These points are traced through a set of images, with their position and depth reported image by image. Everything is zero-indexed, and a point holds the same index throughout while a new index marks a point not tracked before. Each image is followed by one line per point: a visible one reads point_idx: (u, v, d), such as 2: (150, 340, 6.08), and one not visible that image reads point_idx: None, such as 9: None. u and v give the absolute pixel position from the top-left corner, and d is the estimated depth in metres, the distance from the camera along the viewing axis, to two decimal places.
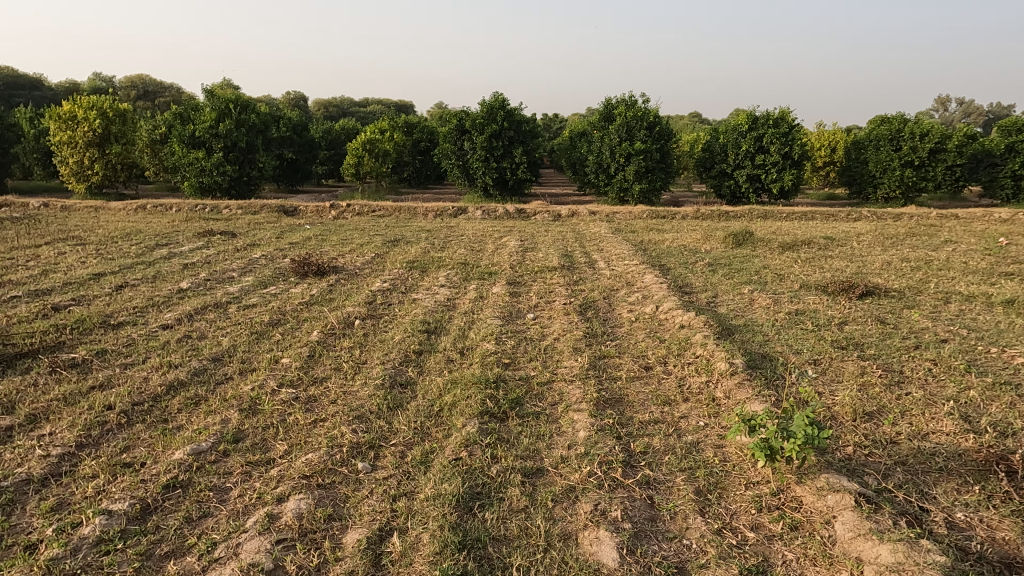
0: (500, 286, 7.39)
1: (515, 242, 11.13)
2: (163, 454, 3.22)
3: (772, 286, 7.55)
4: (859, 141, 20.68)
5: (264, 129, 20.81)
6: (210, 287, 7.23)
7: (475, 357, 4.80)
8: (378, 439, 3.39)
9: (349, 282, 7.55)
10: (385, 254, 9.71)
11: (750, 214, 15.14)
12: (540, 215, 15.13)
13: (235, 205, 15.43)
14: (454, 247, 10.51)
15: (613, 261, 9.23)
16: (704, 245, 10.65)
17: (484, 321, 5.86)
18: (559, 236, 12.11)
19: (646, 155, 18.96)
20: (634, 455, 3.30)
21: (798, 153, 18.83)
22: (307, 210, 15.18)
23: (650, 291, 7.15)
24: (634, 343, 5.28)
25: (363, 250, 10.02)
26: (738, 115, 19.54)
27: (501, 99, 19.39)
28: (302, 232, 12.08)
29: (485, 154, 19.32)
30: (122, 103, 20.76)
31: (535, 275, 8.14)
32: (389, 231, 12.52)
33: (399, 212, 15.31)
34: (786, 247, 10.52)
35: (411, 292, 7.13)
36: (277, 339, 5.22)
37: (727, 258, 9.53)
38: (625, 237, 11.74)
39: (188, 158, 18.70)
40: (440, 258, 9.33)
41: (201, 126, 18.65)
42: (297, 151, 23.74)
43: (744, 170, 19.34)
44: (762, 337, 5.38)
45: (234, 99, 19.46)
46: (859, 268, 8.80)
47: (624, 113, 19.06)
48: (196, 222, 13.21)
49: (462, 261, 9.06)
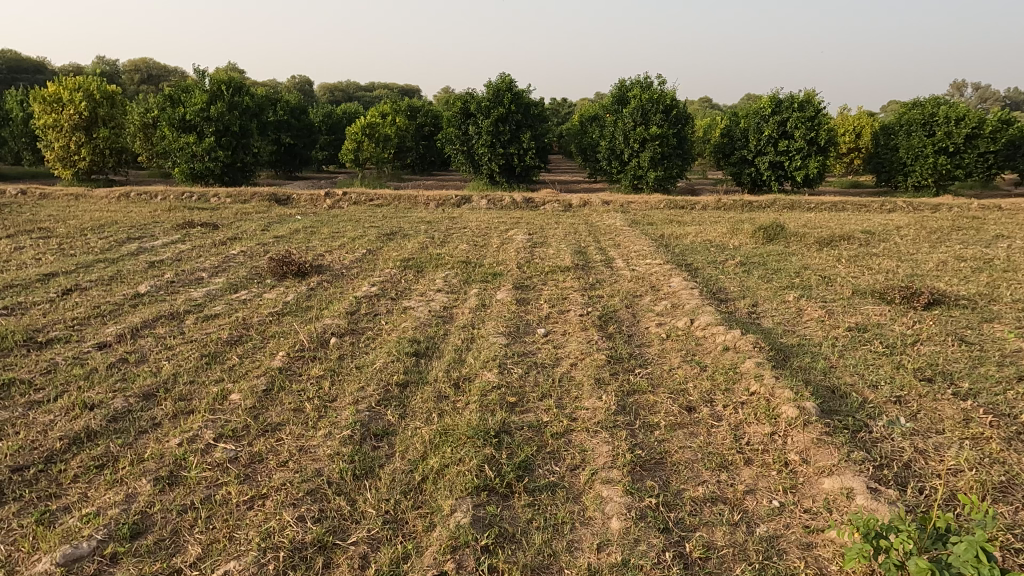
0: (505, 291, 6.41)
1: (523, 236, 10.15)
2: (24, 561, 2.28)
3: (820, 293, 6.55)
4: (888, 126, 19.43)
5: (260, 113, 19.82)
6: (172, 292, 6.28)
7: (472, 393, 3.83)
8: (332, 536, 2.44)
9: (333, 286, 6.59)
10: (379, 250, 8.75)
11: (775, 204, 14.06)
12: (550, 205, 14.11)
13: (224, 193, 14.50)
14: (455, 242, 9.52)
15: (633, 259, 8.23)
16: (732, 240, 9.64)
17: (485, 339, 4.89)
18: (570, 229, 11.09)
19: (662, 140, 17.87)
20: (691, 564, 2.34)
21: (825, 138, 17.67)
22: (300, 198, 14.24)
23: (680, 298, 6.15)
24: (669, 372, 4.30)
25: (353, 245, 9.05)
26: (761, 98, 18.38)
27: (508, 80, 18.31)
28: (291, 224, 11.13)
29: (490, 139, 18.25)
30: (111, 85, 19.80)
31: (546, 277, 7.16)
32: (386, 223, 11.52)
33: (399, 201, 14.33)
34: (824, 242, 9.46)
35: (403, 298, 6.17)
36: (232, 365, 4.26)
37: (760, 256, 8.52)
38: (643, 230, 10.73)
39: (179, 143, 17.77)
40: (439, 255, 8.35)
41: (192, 109, 17.65)
42: (295, 136, 22.75)
43: (766, 156, 18.19)
44: (824, 364, 4.40)
45: (227, 81, 18.48)
46: (913, 269, 7.75)
47: (638, 96, 17.94)
48: (180, 212, 12.28)
49: (462, 259, 8.08)
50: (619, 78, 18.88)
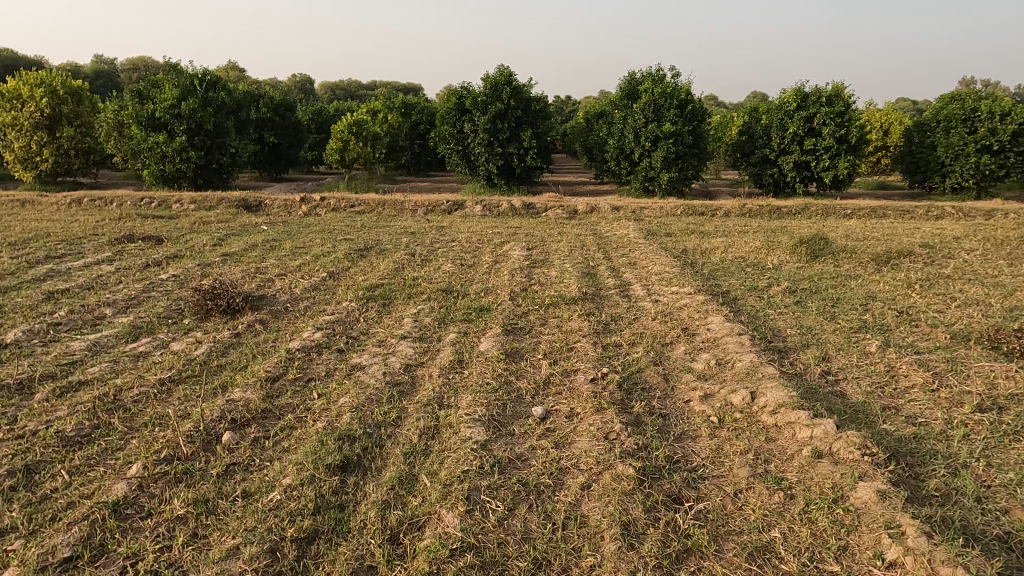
0: (492, 338, 4.85)
1: (520, 252, 8.59)
2: None
3: (906, 340, 4.96)
4: (923, 122, 17.69)
5: (238, 110, 18.30)
6: (50, 340, 4.75)
7: (417, 566, 2.27)
8: None
9: (266, 330, 5.03)
10: (343, 273, 7.19)
11: (807, 211, 12.47)
12: (552, 211, 12.55)
13: (189, 198, 12.99)
14: (438, 261, 7.95)
15: (654, 285, 6.66)
16: (770, 258, 8.09)
17: (455, 430, 3.34)
18: (575, 241, 9.51)
19: (677, 139, 16.26)
20: None
21: (855, 136, 16.03)
22: (272, 205, 12.73)
23: (726, 349, 4.60)
24: (739, 503, 2.74)
25: (314, 266, 7.52)
26: (784, 92, 16.74)
27: (507, 73, 16.72)
28: (251, 236, 9.61)
29: (488, 137, 16.67)
30: (77, 80, 18.30)
31: (547, 314, 5.61)
32: (363, 235, 9.99)
33: (383, 207, 12.78)
34: (882, 261, 7.87)
35: (353, 350, 4.62)
36: (50, 492, 2.72)
37: (809, 280, 6.97)
38: (661, 244, 9.19)
39: (147, 143, 16.25)
40: (415, 280, 6.78)
41: (161, 106, 16.14)
42: (279, 134, 21.21)
43: (790, 155, 16.57)
44: (979, 486, 2.82)
45: (201, 75, 16.95)
46: (1010, 300, 6.12)
47: (650, 89, 16.31)
48: (129, 222, 10.75)
49: (443, 285, 6.52)
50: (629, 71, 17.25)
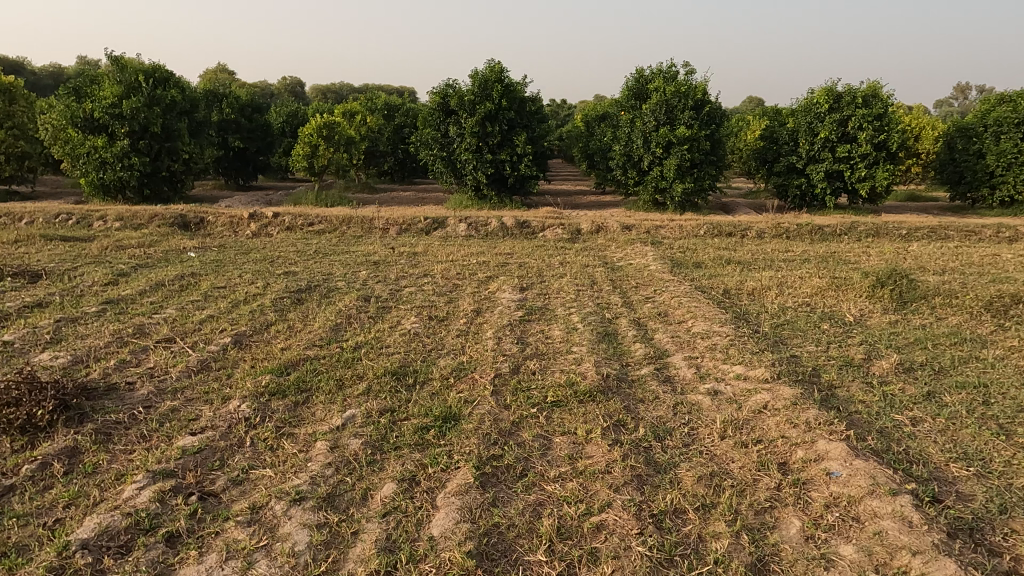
0: (451, 504, 2.72)
1: (510, 294, 6.52)
2: None
3: None
4: (967, 126, 15.63)
5: (194, 111, 16.18)
6: None
7: None
8: None
9: (65, 480, 2.90)
10: (257, 335, 5.07)
11: (853, 231, 10.45)
12: (552, 231, 10.48)
13: (116, 212, 10.84)
14: (398, 311, 5.85)
15: (706, 361, 4.57)
16: (847, 308, 6.02)
17: None
18: (582, 275, 7.43)
19: (692, 144, 14.19)
20: None
21: (896, 142, 14.02)
22: (215, 223, 10.63)
23: (883, 534, 2.51)
24: None
25: (223, 321, 5.38)
26: (813, 91, 14.66)
27: (498, 70, 14.63)
28: (166, 269, 7.49)
29: (476, 142, 14.61)
30: (9, 75, 16.13)
31: (550, 429, 3.49)
32: (313, 266, 7.88)
33: (348, 225, 10.65)
34: (1005, 313, 5.75)
35: (196, 540, 2.49)
36: None
37: (922, 349, 4.88)
38: (693, 281, 7.13)
39: (83, 148, 14.10)
40: (355, 350, 4.66)
41: (99, 105, 13.99)
42: (245, 138, 19.08)
43: (820, 164, 14.54)
44: None
45: (148, 70, 14.82)
46: None
47: (661, 88, 14.24)
48: (25, 247, 8.60)
49: (393, 364, 4.38)
50: (637, 67, 15.13)
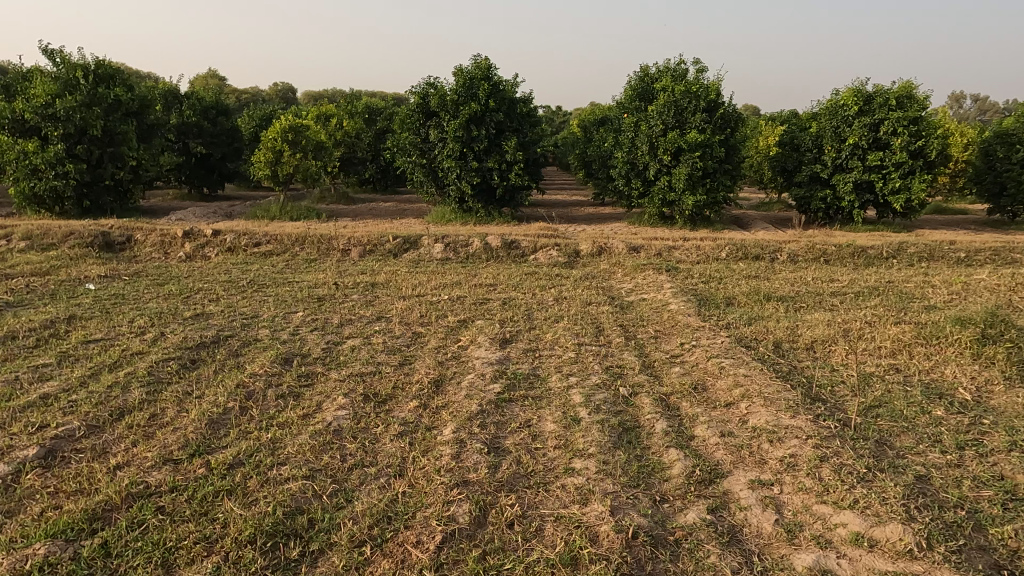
0: None
1: (488, 351, 4.77)
2: None
3: None
4: (1009, 131, 14.01)
5: (146, 112, 14.43)
6: None
7: None
8: None
9: None
10: (93, 437, 3.30)
11: (903, 254, 8.79)
12: (545, 253, 8.77)
13: (25, 228, 9.04)
14: (324, 385, 4.10)
15: (790, 497, 2.83)
16: (955, 379, 4.31)
17: None
18: (584, 320, 5.69)
19: (704, 151, 12.53)
20: None
21: (934, 149, 12.38)
22: (143, 242, 8.88)
23: None
24: None
25: (54, 409, 3.60)
26: (840, 92, 13.03)
27: (485, 66, 12.95)
28: (42, 310, 5.72)
29: (460, 148, 12.91)
30: None
31: None
32: (238, 304, 6.13)
33: (302, 244, 8.91)
34: None
35: None
36: None
37: None
38: (730, 329, 5.41)
39: (11, 153, 12.34)
40: (225, 476, 2.89)
41: (28, 104, 12.23)
42: (209, 144, 17.32)
43: (848, 173, 12.90)
44: None
45: (89, 66, 13.06)
46: None
47: (670, 87, 12.57)
48: None
49: (276, 509, 2.63)
50: (642, 64, 13.47)
